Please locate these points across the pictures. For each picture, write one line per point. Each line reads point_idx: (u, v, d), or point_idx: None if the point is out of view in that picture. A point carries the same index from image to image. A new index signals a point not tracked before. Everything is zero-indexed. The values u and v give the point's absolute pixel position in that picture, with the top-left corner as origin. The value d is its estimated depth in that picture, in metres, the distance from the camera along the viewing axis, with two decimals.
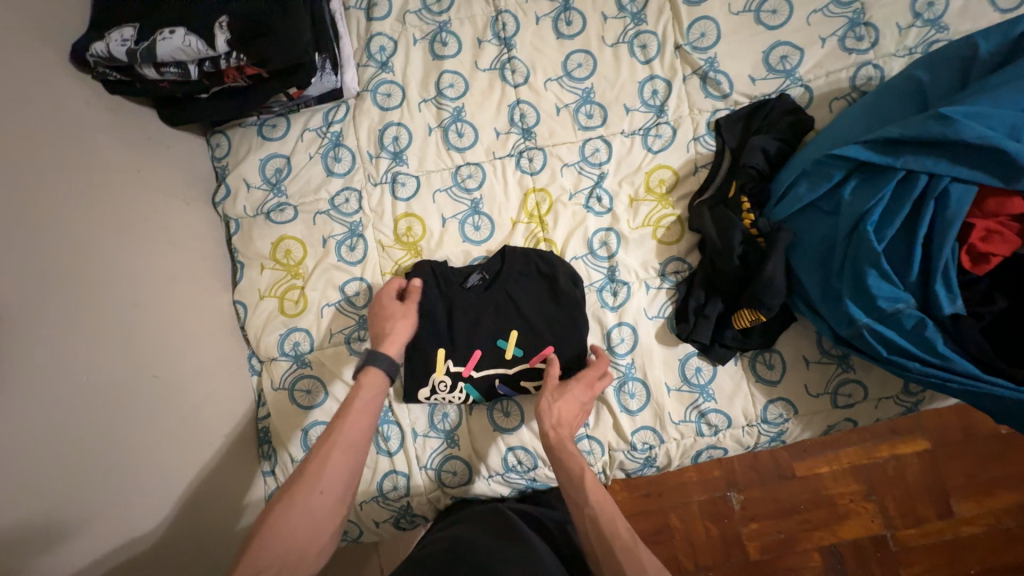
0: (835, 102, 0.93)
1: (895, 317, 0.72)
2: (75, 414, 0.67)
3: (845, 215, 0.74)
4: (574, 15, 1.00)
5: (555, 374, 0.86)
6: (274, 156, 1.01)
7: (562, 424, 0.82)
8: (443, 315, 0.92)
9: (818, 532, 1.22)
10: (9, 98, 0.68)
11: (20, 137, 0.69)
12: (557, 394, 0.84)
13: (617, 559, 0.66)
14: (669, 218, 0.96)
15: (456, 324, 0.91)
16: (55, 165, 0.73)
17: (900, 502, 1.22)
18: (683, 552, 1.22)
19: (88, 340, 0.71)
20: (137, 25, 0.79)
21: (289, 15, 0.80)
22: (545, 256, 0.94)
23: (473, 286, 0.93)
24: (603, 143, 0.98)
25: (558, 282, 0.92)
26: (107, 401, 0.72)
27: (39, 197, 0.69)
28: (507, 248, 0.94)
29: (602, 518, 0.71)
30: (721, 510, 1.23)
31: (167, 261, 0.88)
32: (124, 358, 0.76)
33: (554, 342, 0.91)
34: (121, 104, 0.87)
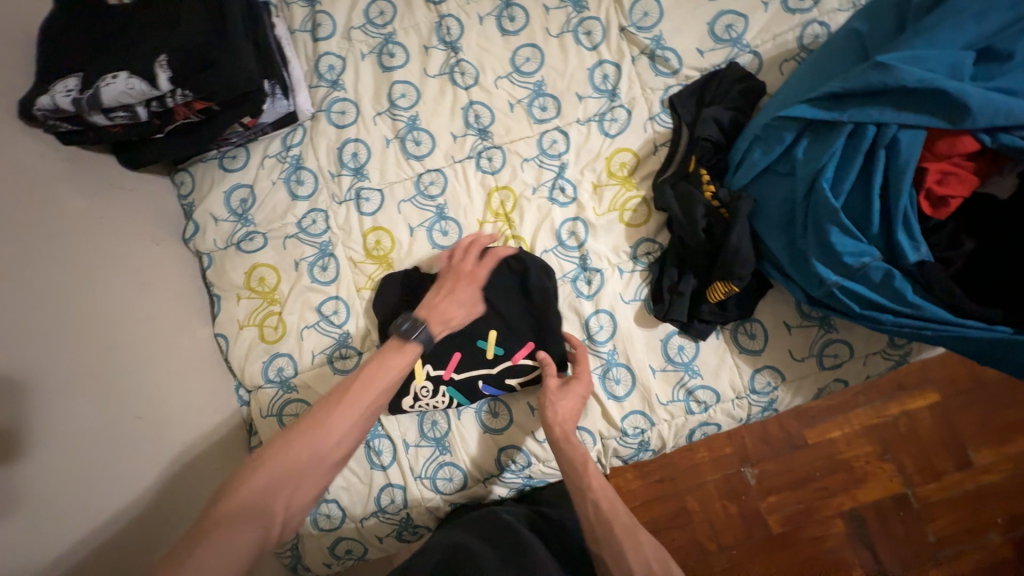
0: (785, 64, 0.93)
1: (863, 271, 0.71)
2: (65, 463, 0.68)
3: (800, 175, 0.74)
4: (516, 10, 1.00)
5: (553, 374, 0.85)
6: (238, 187, 1.01)
7: (564, 419, 0.82)
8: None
9: (838, 498, 1.20)
10: None
11: None
12: (556, 393, 0.84)
13: (618, 540, 0.68)
14: (633, 200, 0.95)
15: None
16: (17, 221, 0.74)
17: (917, 458, 1.20)
18: (705, 533, 1.21)
19: (69, 389, 0.72)
20: (80, 74, 0.79)
21: (230, 47, 0.81)
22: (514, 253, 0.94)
23: None
24: (560, 134, 0.98)
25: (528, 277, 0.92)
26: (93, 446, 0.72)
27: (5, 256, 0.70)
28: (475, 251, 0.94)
29: (603, 503, 0.72)
30: (738, 487, 1.22)
31: (140, 302, 0.89)
32: (109, 402, 0.76)
33: (533, 338, 0.91)
34: (77, 154, 0.88)
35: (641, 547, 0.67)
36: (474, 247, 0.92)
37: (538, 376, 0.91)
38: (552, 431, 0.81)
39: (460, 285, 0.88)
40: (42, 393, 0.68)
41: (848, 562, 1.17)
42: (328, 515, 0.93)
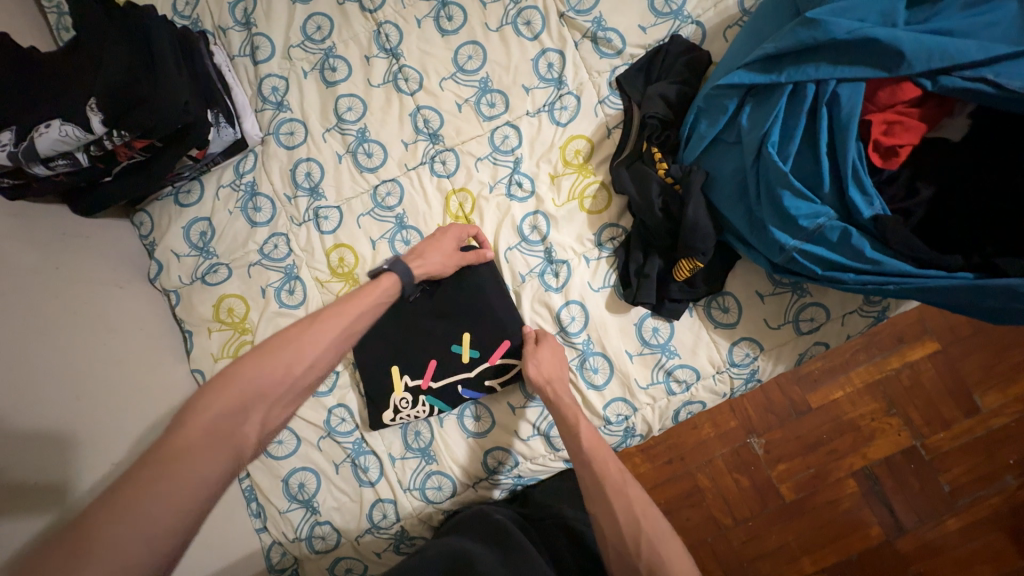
0: (730, 30, 0.91)
1: (820, 233, 0.70)
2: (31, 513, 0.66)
3: (747, 141, 0.72)
4: (452, 9, 0.99)
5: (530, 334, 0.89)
6: (196, 221, 1.01)
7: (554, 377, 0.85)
8: (392, 335, 0.93)
9: (848, 458, 1.19)
10: None
11: None
12: (534, 355, 0.86)
13: (609, 500, 0.72)
14: (592, 187, 0.94)
15: (407, 343, 0.93)
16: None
17: (924, 410, 1.19)
18: (718, 509, 1.21)
19: (31, 449, 0.69)
20: (13, 127, 0.77)
21: (161, 80, 0.80)
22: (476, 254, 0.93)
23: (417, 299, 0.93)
24: (511, 129, 0.96)
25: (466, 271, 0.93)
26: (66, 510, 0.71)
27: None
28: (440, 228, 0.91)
29: (594, 463, 0.76)
30: (747, 459, 1.21)
31: (109, 347, 0.88)
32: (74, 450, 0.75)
33: (509, 333, 0.91)
34: (26, 208, 0.87)
35: (628, 501, 0.71)
36: (455, 231, 0.90)
37: (515, 373, 0.91)
38: (546, 392, 0.84)
39: (447, 233, 0.89)
40: (9, 459, 0.65)
41: (865, 521, 1.17)
42: (323, 538, 0.92)
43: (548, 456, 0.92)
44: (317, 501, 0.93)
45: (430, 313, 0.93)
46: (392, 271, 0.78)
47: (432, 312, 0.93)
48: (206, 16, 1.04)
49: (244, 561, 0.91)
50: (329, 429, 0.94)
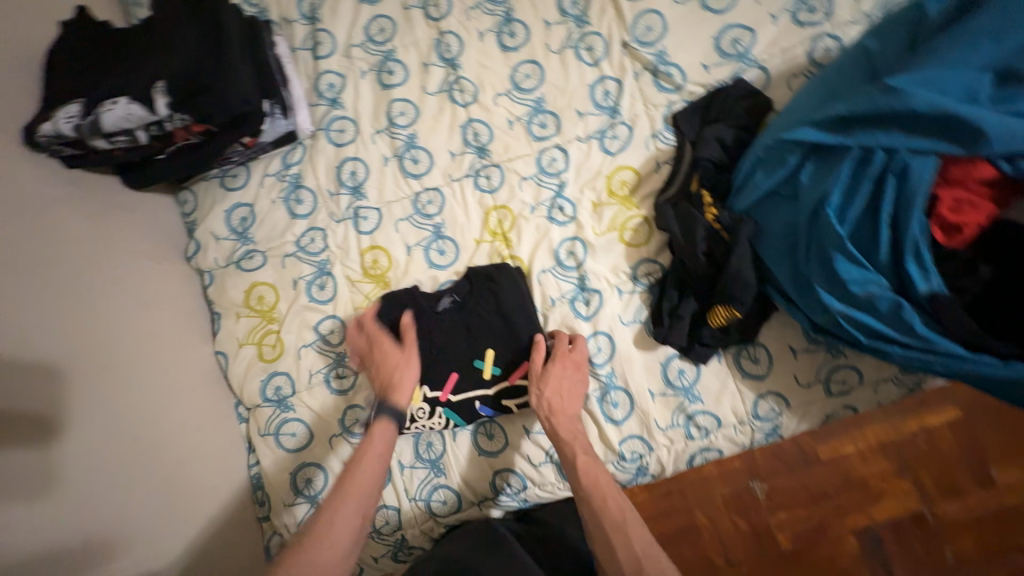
0: (794, 79, 0.89)
1: (869, 302, 0.68)
2: (49, 475, 0.69)
3: (804, 201, 0.70)
4: (516, 26, 0.99)
5: (539, 360, 0.86)
6: (238, 206, 1.02)
7: (557, 410, 0.83)
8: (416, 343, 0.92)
9: (852, 515, 1.16)
10: None
11: None
12: (540, 379, 0.85)
13: (608, 536, 0.71)
14: (634, 220, 0.93)
15: (430, 353, 0.92)
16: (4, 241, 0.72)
17: (938, 477, 1.15)
18: (713, 548, 1.18)
19: (52, 418, 0.71)
20: (82, 100, 0.79)
21: (223, 71, 0.81)
22: (510, 273, 0.92)
23: (445, 309, 0.93)
24: (559, 152, 0.96)
25: (498, 284, 0.92)
26: (77, 486, 0.72)
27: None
28: (471, 271, 0.94)
29: (594, 497, 0.75)
30: (747, 502, 1.18)
31: (140, 322, 0.90)
32: (95, 424, 0.77)
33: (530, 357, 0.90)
34: (80, 176, 0.89)
35: (627, 538, 0.70)
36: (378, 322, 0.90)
37: None
38: (546, 424, 0.83)
39: (388, 340, 0.88)
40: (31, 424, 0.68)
41: None
42: None
43: (556, 485, 0.92)
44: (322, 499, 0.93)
45: (456, 327, 0.93)
46: (381, 419, 0.81)
47: (458, 327, 0.93)
48: (273, 6, 1.05)
49: (243, 547, 0.93)
50: (342, 429, 0.94)
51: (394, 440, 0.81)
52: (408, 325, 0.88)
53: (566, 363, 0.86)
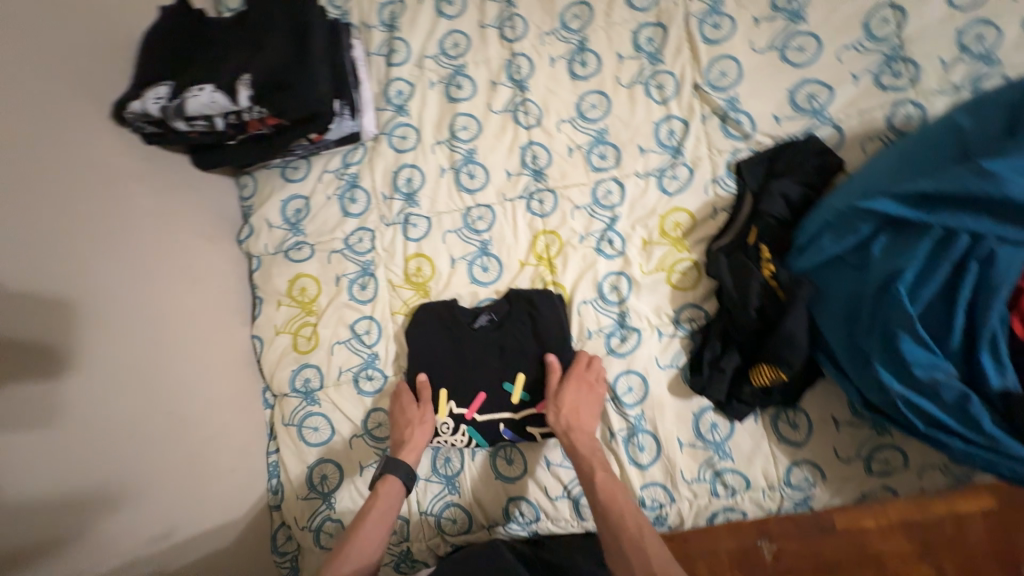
0: (870, 143, 0.86)
1: (934, 389, 0.64)
2: (82, 436, 0.71)
3: (872, 273, 0.68)
4: (589, 56, 0.99)
5: (552, 379, 0.86)
6: (294, 197, 1.05)
7: (575, 427, 0.82)
8: (448, 357, 0.93)
9: None
10: (62, 163, 0.76)
11: (68, 199, 0.76)
12: (556, 398, 0.84)
13: (625, 551, 0.69)
14: (683, 263, 0.92)
15: (461, 367, 0.93)
16: (75, 210, 0.76)
17: None
18: None
19: (96, 385, 0.74)
20: (171, 84, 0.83)
21: (305, 71, 0.84)
22: (551, 299, 0.92)
23: (482, 327, 0.94)
24: (615, 185, 0.95)
25: (538, 309, 0.91)
26: (109, 453, 0.74)
27: (56, 249, 0.73)
28: (512, 293, 0.93)
29: (611, 515, 0.73)
30: None
31: (189, 299, 0.93)
32: (134, 394, 0.79)
33: None
34: (156, 153, 0.93)
35: (646, 558, 0.67)
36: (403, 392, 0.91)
37: None
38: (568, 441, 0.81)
39: (405, 397, 0.90)
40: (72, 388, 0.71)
41: None
42: (331, 535, 0.93)
43: (570, 522, 0.89)
44: (335, 497, 0.94)
45: (490, 346, 0.93)
46: (389, 474, 0.83)
47: (492, 345, 0.93)
48: (356, 10, 1.08)
49: (253, 532, 0.94)
50: (364, 430, 0.95)
51: (402, 494, 0.83)
52: (424, 383, 0.90)
53: (580, 380, 0.86)
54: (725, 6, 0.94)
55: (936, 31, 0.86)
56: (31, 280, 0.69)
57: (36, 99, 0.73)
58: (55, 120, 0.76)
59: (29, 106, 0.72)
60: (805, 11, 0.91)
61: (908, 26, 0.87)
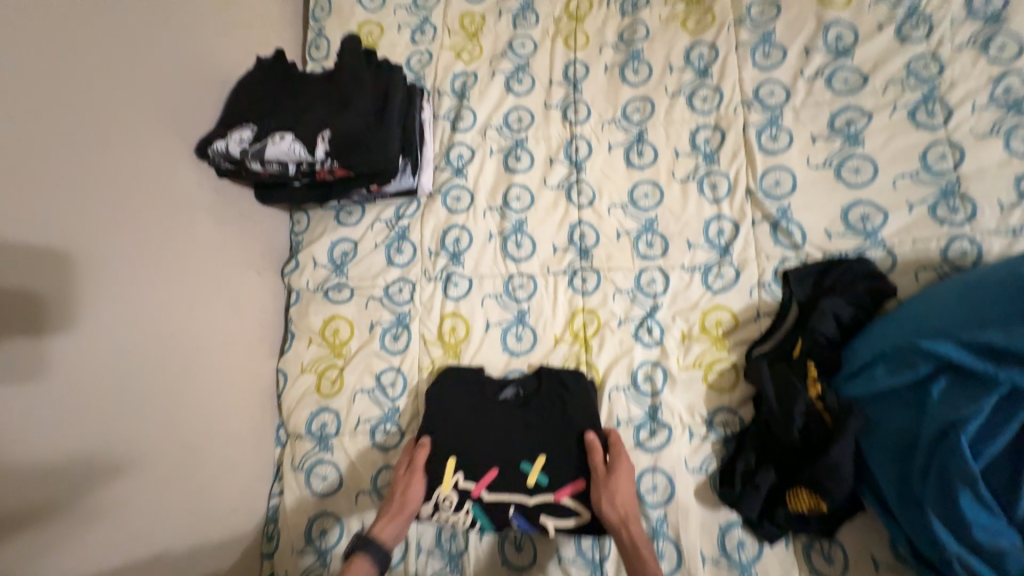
0: (923, 272, 0.86)
1: (997, 555, 0.60)
2: (97, 462, 0.72)
3: (931, 416, 0.65)
4: (646, 147, 1.03)
5: (598, 460, 0.81)
6: (343, 240, 1.07)
7: (626, 517, 0.78)
8: (467, 427, 0.87)
9: None
10: (141, 196, 0.82)
11: (139, 228, 0.81)
12: (606, 483, 0.79)
13: None
14: (721, 363, 0.90)
15: (475, 438, 0.86)
16: (144, 240, 0.82)
17: None
18: None
19: (120, 412, 0.76)
20: (254, 128, 0.89)
21: (381, 135, 0.90)
22: (578, 381, 0.89)
23: (507, 399, 0.90)
24: (660, 275, 0.96)
25: (569, 390, 0.89)
26: (117, 478, 0.75)
27: (115, 272, 0.77)
28: (544, 369, 0.92)
29: None
30: None
31: (226, 330, 0.95)
32: (149, 422, 0.80)
33: (583, 477, 0.83)
34: (225, 187, 0.99)
35: None
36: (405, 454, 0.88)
37: (576, 522, 0.82)
38: (620, 536, 0.77)
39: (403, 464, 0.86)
40: (98, 413, 0.73)
41: None
42: None
43: None
44: (330, 555, 0.90)
45: (512, 419, 0.87)
46: (359, 554, 0.78)
47: (514, 417, 0.88)
48: (430, 76, 1.16)
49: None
50: (372, 488, 0.92)
51: None
52: (423, 447, 0.85)
53: (626, 466, 0.81)
54: (784, 120, 0.98)
55: (995, 173, 0.87)
56: (89, 308, 0.73)
57: (131, 140, 0.81)
58: (145, 157, 0.83)
59: (125, 146, 0.80)
60: (863, 135, 0.94)
61: (966, 165, 0.88)
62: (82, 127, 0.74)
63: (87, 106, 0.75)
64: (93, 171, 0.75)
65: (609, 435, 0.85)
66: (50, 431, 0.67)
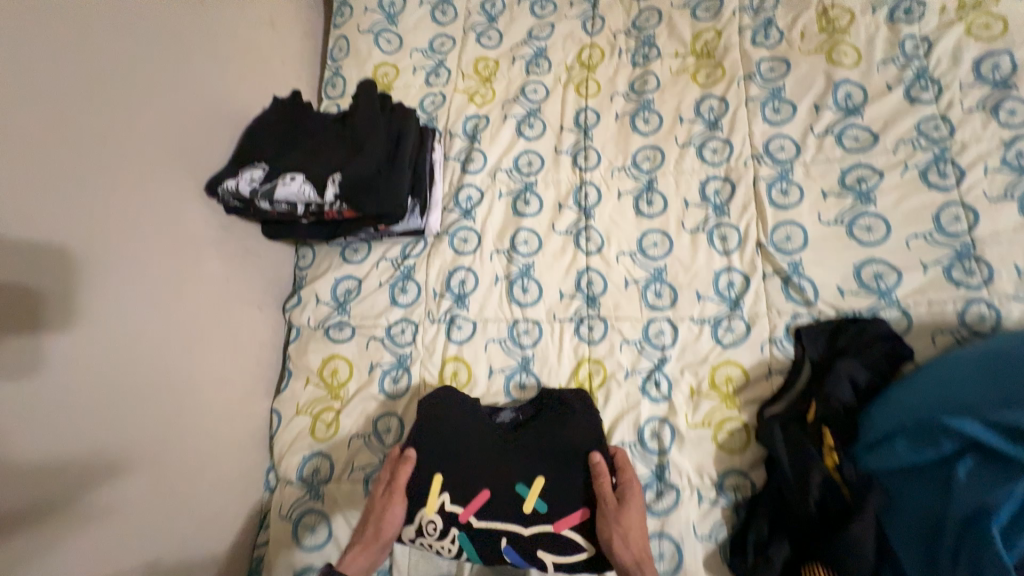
0: (940, 335, 0.84)
1: None
2: (79, 512, 0.70)
3: (958, 500, 0.61)
4: (656, 196, 1.03)
5: (609, 492, 0.75)
6: (348, 277, 1.06)
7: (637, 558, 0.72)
8: (463, 449, 0.80)
9: None
10: (149, 235, 0.82)
11: (144, 268, 0.81)
12: (618, 519, 0.73)
13: None
14: (732, 422, 0.86)
15: (466, 457, 0.79)
16: (148, 279, 0.81)
17: None
18: None
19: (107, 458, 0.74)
20: (266, 168, 0.90)
21: (392, 179, 0.90)
22: (577, 399, 0.85)
23: (503, 422, 0.87)
24: (668, 326, 0.94)
25: (571, 409, 0.84)
26: (95, 526, 0.72)
27: (117, 313, 0.76)
28: (544, 392, 0.89)
29: None
30: None
31: (223, 369, 0.94)
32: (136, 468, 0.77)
33: (584, 506, 0.77)
34: (232, 223, 0.99)
35: None
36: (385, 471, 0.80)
37: (571, 554, 0.76)
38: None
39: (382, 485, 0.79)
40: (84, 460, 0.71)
41: None
42: None
43: None
44: None
45: (509, 439, 0.82)
46: None
47: (512, 437, 0.82)
48: (442, 118, 1.18)
49: None
50: None
51: None
52: (407, 463, 0.78)
53: (638, 500, 0.76)
54: (794, 175, 0.98)
55: (1011, 237, 0.85)
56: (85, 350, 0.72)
57: (143, 180, 0.82)
58: (155, 197, 0.84)
59: (137, 186, 0.81)
60: (874, 193, 0.94)
61: (980, 227, 0.87)
62: (97, 170, 0.75)
63: (104, 148, 0.76)
64: (103, 212, 0.75)
65: (617, 457, 0.81)
66: (35, 480, 0.65)
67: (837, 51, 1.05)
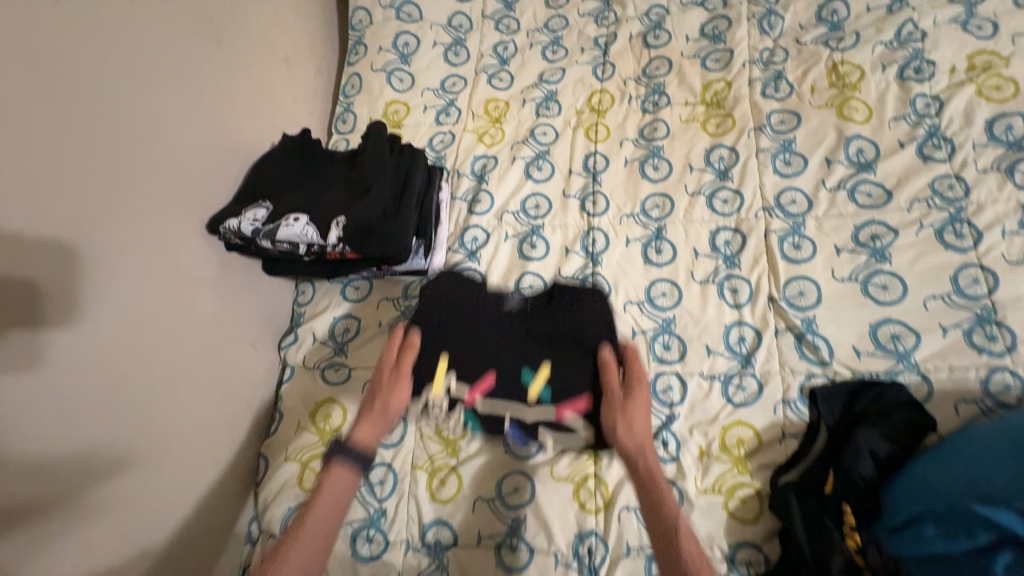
0: (964, 404, 0.80)
1: None
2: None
3: None
4: (664, 245, 1.01)
5: (611, 382, 0.79)
6: (347, 316, 1.04)
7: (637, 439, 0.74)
8: (473, 339, 0.86)
9: None
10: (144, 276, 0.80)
11: (135, 311, 0.78)
12: (620, 407, 0.76)
13: None
14: (745, 489, 0.81)
15: (477, 347, 0.85)
16: (139, 322, 0.78)
17: None
18: None
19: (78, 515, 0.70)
20: (270, 207, 0.89)
21: (398, 222, 0.88)
22: (583, 297, 0.87)
23: (512, 307, 0.89)
24: (677, 381, 0.90)
25: (580, 301, 0.87)
26: None
27: (103, 358, 0.73)
28: (555, 287, 0.89)
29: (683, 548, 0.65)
30: None
31: (211, 413, 0.90)
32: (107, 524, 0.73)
33: (586, 391, 0.82)
34: (231, 260, 0.97)
35: None
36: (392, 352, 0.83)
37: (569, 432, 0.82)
38: (636, 465, 0.73)
39: (389, 366, 0.82)
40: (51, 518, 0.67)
41: None
42: None
43: None
44: None
45: (519, 330, 0.87)
46: (344, 458, 0.73)
47: (521, 328, 0.87)
48: (450, 157, 1.17)
49: None
50: None
51: (354, 483, 0.73)
52: (414, 345, 0.82)
53: (642, 390, 0.78)
54: (806, 229, 0.96)
55: None
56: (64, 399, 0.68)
57: (144, 220, 0.80)
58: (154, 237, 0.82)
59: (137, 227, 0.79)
60: (889, 251, 0.91)
61: (1001, 291, 0.85)
62: (96, 211, 0.73)
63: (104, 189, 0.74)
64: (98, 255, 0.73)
65: (624, 354, 0.82)
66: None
67: (847, 107, 1.05)
